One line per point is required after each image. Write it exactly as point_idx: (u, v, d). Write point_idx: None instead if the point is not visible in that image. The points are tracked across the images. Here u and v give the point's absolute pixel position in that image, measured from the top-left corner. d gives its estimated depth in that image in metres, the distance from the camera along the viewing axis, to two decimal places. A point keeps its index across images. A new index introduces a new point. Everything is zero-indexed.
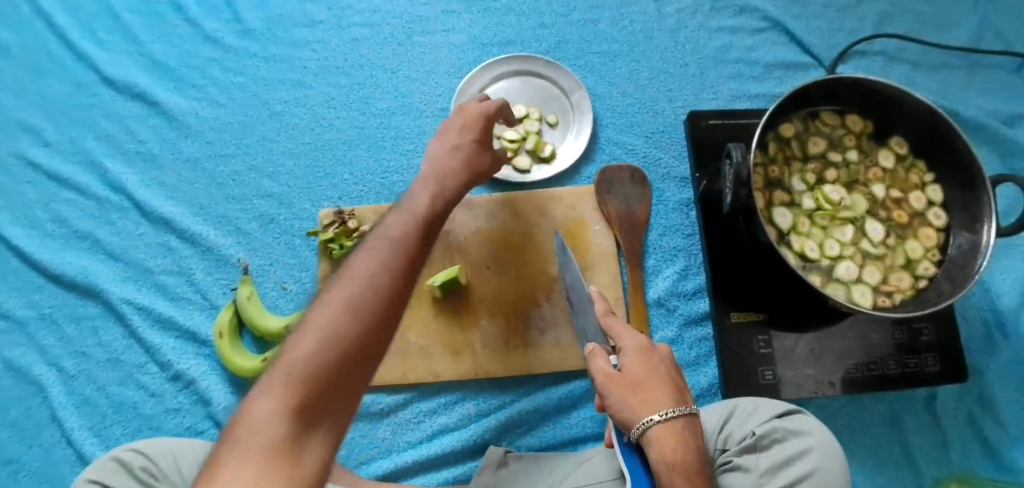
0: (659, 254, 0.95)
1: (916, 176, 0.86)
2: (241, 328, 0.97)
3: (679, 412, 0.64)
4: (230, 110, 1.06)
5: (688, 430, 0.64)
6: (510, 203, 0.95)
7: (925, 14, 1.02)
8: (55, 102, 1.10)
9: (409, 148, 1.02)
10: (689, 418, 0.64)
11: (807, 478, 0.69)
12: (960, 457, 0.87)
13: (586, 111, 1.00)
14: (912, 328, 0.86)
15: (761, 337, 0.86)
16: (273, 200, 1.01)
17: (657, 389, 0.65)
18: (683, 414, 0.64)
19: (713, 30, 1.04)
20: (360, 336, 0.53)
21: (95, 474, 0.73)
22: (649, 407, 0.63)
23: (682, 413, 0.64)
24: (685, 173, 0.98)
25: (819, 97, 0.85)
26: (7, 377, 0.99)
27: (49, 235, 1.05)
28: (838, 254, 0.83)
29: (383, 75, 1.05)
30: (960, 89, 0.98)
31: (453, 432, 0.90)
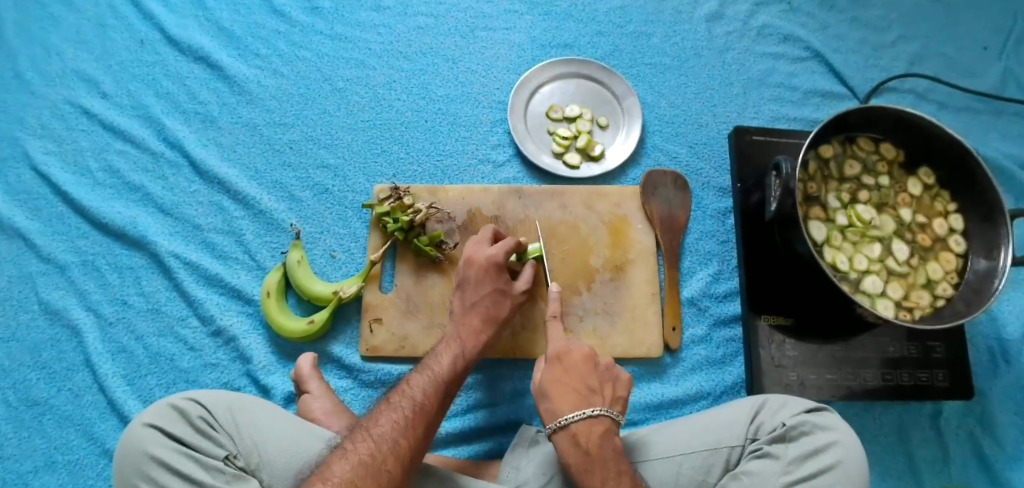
0: (695, 257, 1.00)
1: (940, 204, 0.93)
2: (287, 290, 0.99)
3: (580, 415, 0.76)
4: (292, 82, 1.09)
5: (587, 432, 0.76)
6: (560, 195, 1.00)
7: (952, 60, 1.12)
8: (116, 55, 1.11)
9: (465, 135, 1.07)
10: (591, 421, 0.76)
11: (832, 468, 0.73)
12: (960, 472, 0.92)
13: (636, 116, 1.07)
14: (926, 345, 0.93)
15: (787, 341, 0.92)
16: (328, 171, 1.04)
17: (571, 396, 0.79)
18: (582, 417, 0.76)
19: (758, 54, 1.12)
20: (422, 434, 0.75)
21: (153, 418, 0.71)
22: (557, 413, 0.78)
23: (582, 416, 0.76)
24: (723, 184, 1.04)
25: (858, 123, 0.93)
26: (42, 318, 0.96)
27: (99, 184, 1.03)
28: (865, 269, 0.89)
29: (444, 64, 1.11)
30: (981, 131, 1.08)
31: (486, 409, 0.93)
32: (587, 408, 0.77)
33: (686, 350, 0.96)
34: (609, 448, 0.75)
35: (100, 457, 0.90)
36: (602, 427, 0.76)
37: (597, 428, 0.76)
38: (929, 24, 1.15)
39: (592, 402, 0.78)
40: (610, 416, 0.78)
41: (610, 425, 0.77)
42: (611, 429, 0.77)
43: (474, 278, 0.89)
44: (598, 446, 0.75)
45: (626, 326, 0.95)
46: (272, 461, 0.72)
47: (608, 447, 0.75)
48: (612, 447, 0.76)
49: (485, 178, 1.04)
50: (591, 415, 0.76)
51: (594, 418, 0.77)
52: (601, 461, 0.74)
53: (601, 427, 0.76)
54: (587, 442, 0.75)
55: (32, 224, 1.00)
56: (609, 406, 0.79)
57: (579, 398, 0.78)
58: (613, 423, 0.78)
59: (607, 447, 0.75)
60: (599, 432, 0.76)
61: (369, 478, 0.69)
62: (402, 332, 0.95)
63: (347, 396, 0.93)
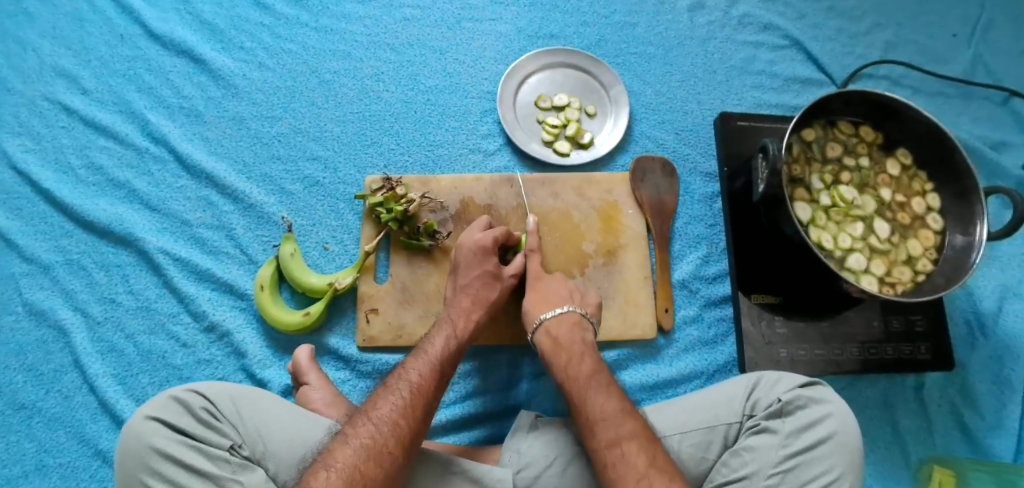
0: (684, 240, 1.02)
1: (918, 184, 0.96)
2: (280, 283, 0.98)
3: (551, 313, 0.87)
4: (278, 75, 1.08)
5: (558, 326, 0.86)
6: (551, 183, 1.02)
7: (924, 46, 1.17)
8: (94, 50, 1.09)
9: (455, 125, 1.07)
10: (560, 317, 0.86)
11: (827, 439, 0.76)
12: (943, 441, 0.95)
13: (623, 104, 1.08)
14: (908, 319, 0.96)
15: (777, 319, 0.95)
16: (319, 163, 1.04)
17: (548, 302, 0.89)
18: (553, 313, 0.87)
19: (739, 43, 1.15)
20: (420, 416, 0.75)
21: (156, 411, 0.71)
22: (534, 313, 0.88)
23: (553, 314, 0.87)
24: (710, 170, 1.07)
25: (837, 107, 0.96)
26: (26, 319, 0.94)
27: (82, 182, 1.02)
28: (849, 247, 0.92)
29: (432, 55, 1.11)
30: (954, 115, 1.12)
31: (485, 395, 0.94)
32: (559, 306, 0.88)
33: (679, 331, 0.98)
34: (578, 337, 0.85)
35: (93, 458, 0.88)
36: (572, 320, 0.86)
37: (566, 322, 0.86)
38: (901, 12, 1.19)
39: (566, 302, 0.89)
40: (580, 312, 0.88)
41: (577, 318, 0.87)
42: (580, 322, 0.87)
43: (464, 264, 0.90)
44: (570, 337, 0.85)
45: (620, 309, 0.97)
46: (277, 451, 0.73)
47: (578, 337, 0.85)
48: (581, 337, 0.85)
49: (476, 167, 1.05)
50: (560, 313, 0.87)
51: (563, 314, 0.87)
52: (568, 346, 0.84)
53: (568, 321, 0.86)
54: (559, 333, 0.85)
55: (14, 224, 0.98)
56: (581, 306, 0.90)
57: (554, 301, 0.88)
58: (582, 316, 0.88)
59: (576, 336, 0.85)
60: (569, 324, 0.86)
61: (372, 461, 0.69)
62: (399, 322, 0.95)
63: (345, 386, 0.93)
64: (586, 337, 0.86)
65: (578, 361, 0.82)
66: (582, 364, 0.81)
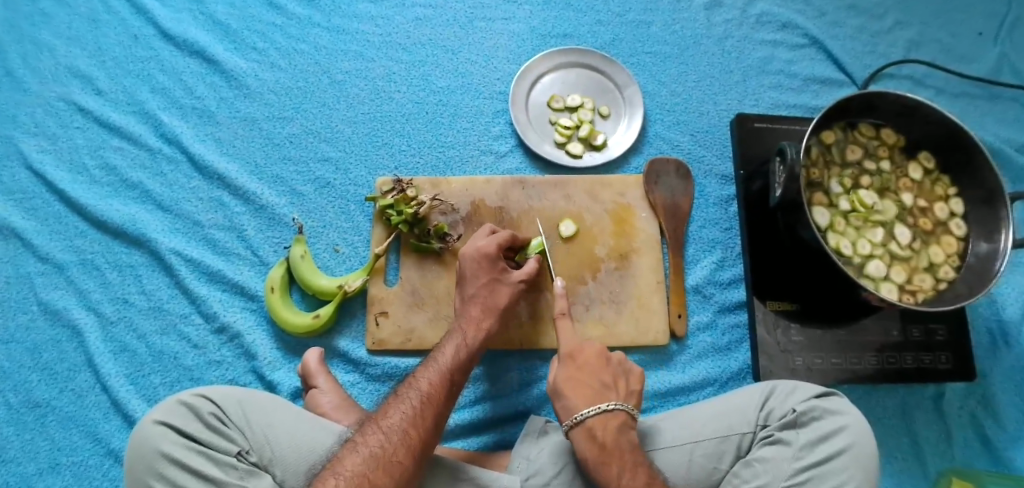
0: (699, 244, 1.01)
1: (941, 189, 0.94)
2: (290, 285, 0.98)
3: (596, 410, 0.77)
4: (290, 75, 1.08)
5: (602, 426, 0.77)
6: (563, 185, 1.00)
7: (948, 45, 1.13)
8: (109, 50, 1.09)
9: (466, 126, 1.06)
10: (605, 415, 0.77)
11: (843, 452, 0.75)
12: (963, 453, 0.93)
13: (637, 105, 1.07)
14: (928, 328, 0.94)
15: (793, 326, 0.93)
16: (330, 164, 1.03)
17: (586, 391, 0.80)
18: (597, 412, 0.77)
19: (757, 42, 1.12)
20: (431, 424, 0.74)
21: (163, 415, 0.71)
22: (574, 408, 0.79)
23: (597, 411, 0.77)
24: (726, 172, 1.05)
25: (858, 110, 0.93)
26: (41, 319, 0.95)
27: (96, 182, 1.02)
28: (868, 253, 0.90)
29: (444, 55, 1.10)
30: (979, 116, 1.09)
31: (494, 400, 0.94)
32: (604, 402, 0.78)
33: (692, 337, 0.96)
34: (625, 441, 0.76)
35: (105, 457, 0.89)
36: (619, 421, 0.77)
37: (612, 422, 0.77)
38: (925, 10, 1.16)
39: (609, 397, 0.79)
40: (626, 410, 0.79)
41: (625, 418, 0.78)
42: (627, 421, 0.78)
43: (471, 270, 0.89)
44: (616, 440, 0.76)
45: (632, 314, 0.95)
46: (284, 458, 0.73)
47: (625, 439, 0.76)
48: (628, 440, 0.76)
49: (488, 169, 1.04)
50: (606, 410, 0.77)
51: (610, 412, 0.77)
52: (617, 454, 0.75)
53: (615, 422, 0.77)
54: (603, 435, 0.76)
55: (29, 223, 0.99)
56: (626, 401, 0.80)
57: (595, 392, 0.80)
58: (629, 415, 0.79)
59: (623, 441, 0.76)
60: (615, 427, 0.77)
61: (381, 469, 0.69)
62: (408, 325, 0.95)
63: (354, 390, 0.93)
64: (634, 440, 0.77)
65: (630, 471, 0.74)
66: (635, 478, 0.73)
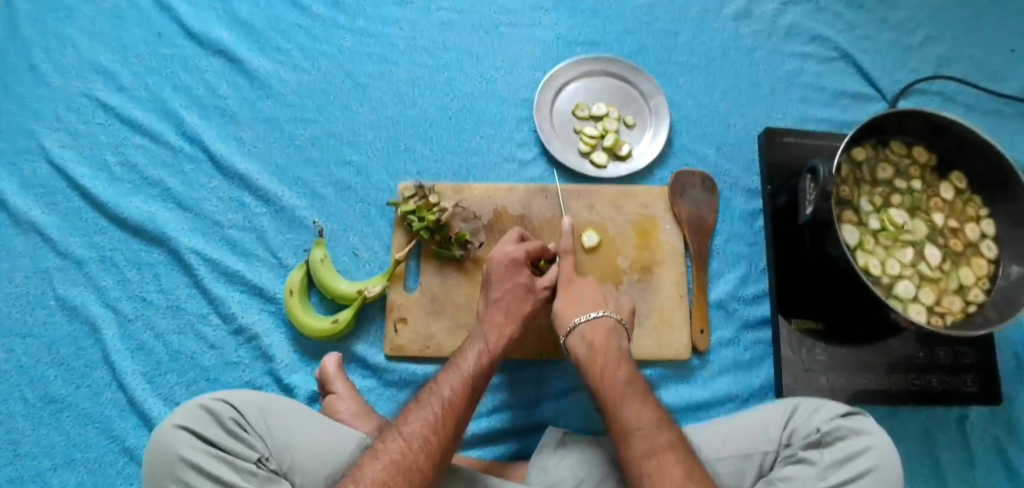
0: (723, 259, 0.99)
1: (973, 209, 0.92)
2: (309, 287, 0.97)
3: (585, 317, 0.84)
4: (313, 77, 1.07)
5: (593, 331, 0.83)
6: (587, 195, 0.99)
7: (981, 62, 1.11)
8: (133, 47, 1.08)
9: (489, 133, 1.05)
10: (595, 322, 0.84)
11: (868, 472, 0.73)
12: (986, 478, 0.91)
13: (663, 115, 1.05)
14: (955, 351, 0.92)
15: (818, 345, 0.91)
16: (352, 168, 1.03)
17: (581, 301, 0.87)
18: (587, 319, 0.84)
19: (786, 54, 1.11)
20: (451, 431, 0.73)
21: (184, 419, 0.70)
22: (566, 314, 0.86)
23: (587, 319, 0.84)
24: (751, 186, 1.03)
25: (891, 127, 0.91)
26: (59, 315, 0.94)
27: (117, 178, 1.01)
28: (898, 273, 0.88)
29: (469, 60, 1.09)
30: (1010, 135, 1.07)
31: (511, 410, 0.93)
32: (593, 311, 0.85)
33: (714, 352, 0.95)
34: (614, 344, 0.82)
35: (120, 455, 0.88)
36: (607, 326, 0.84)
37: (600, 328, 0.84)
38: (957, 26, 1.14)
39: (600, 307, 0.86)
40: (615, 316, 0.85)
41: (613, 324, 0.84)
42: (616, 328, 0.85)
43: (496, 276, 0.88)
44: (605, 342, 0.82)
45: (653, 329, 0.94)
46: (303, 465, 0.72)
47: (614, 344, 0.82)
48: (617, 343, 0.83)
49: (511, 176, 1.03)
50: (596, 316, 0.84)
51: (598, 318, 0.84)
52: (603, 352, 0.81)
53: (604, 326, 0.84)
54: (593, 337, 0.83)
55: (49, 218, 0.99)
56: (615, 311, 0.87)
57: (587, 304, 0.86)
58: (618, 322, 0.85)
59: (611, 342, 0.83)
60: (604, 330, 0.83)
61: (401, 477, 0.68)
62: (427, 332, 0.94)
63: (371, 396, 0.92)
64: (622, 345, 0.83)
65: (611, 368, 0.79)
66: (618, 371, 0.79)
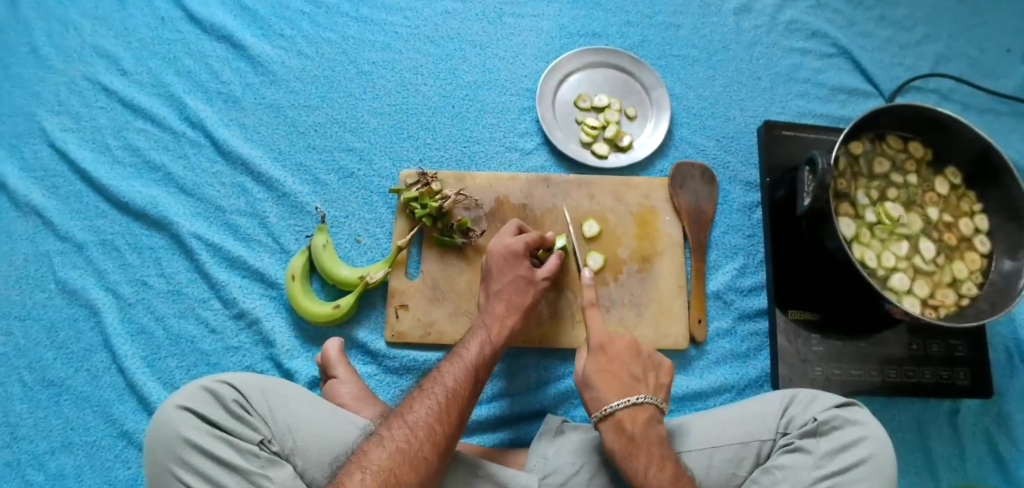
0: (721, 250, 1.01)
1: (967, 204, 0.93)
2: (311, 273, 0.97)
3: (624, 403, 0.78)
4: (316, 63, 1.07)
5: (632, 418, 0.78)
6: (587, 185, 1.00)
7: (977, 61, 1.13)
8: (135, 31, 1.08)
9: (492, 122, 1.06)
10: (635, 408, 0.78)
11: (863, 462, 0.75)
12: (976, 469, 0.93)
13: (664, 107, 1.06)
14: (949, 344, 0.94)
15: (813, 336, 0.93)
16: (354, 154, 1.03)
17: (615, 381, 0.81)
18: (627, 405, 0.78)
19: (786, 49, 1.12)
20: (455, 419, 0.74)
21: (187, 401, 0.71)
22: (602, 400, 0.79)
23: (626, 404, 0.78)
24: (750, 178, 1.04)
25: (887, 122, 0.93)
26: (59, 297, 0.94)
27: (118, 162, 1.01)
28: (892, 266, 0.90)
29: (472, 50, 1.10)
30: (1004, 133, 1.09)
31: (511, 397, 0.94)
32: (632, 395, 0.79)
33: (711, 343, 0.96)
34: (653, 435, 0.77)
35: (118, 439, 0.88)
36: (647, 413, 0.79)
37: (641, 415, 0.78)
38: (955, 24, 1.15)
39: (638, 390, 0.80)
40: (655, 403, 0.80)
41: (653, 411, 0.79)
42: (655, 415, 0.79)
43: (495, 267, 0.89)
44: (644, 433, 0.77)
45: (652, 317, 0.95)
46: (305, 447, 0.73)
47: (652, 434, 0.77)
48: (656, 432, 0.78)
49: (513, 165, 1.03)
50: (636, 403, 0.78)
51: (638, 406, 0.78)
52: (645, 447, 0.76)
53: (644, 415, 0.78)
54: (632, 428, 0.77)
55: (49, 201, 0.98)
56: (654, 395, 0.81)
57: (625, 386, 0.80)
58: (656, 409, 0.80)
59: (652, 434, 0.77)
60: (643, 419, 0.78)
61: (407, 465, 0.69)
62: (428, 318, 0.95)
63: (372, 381, 0.93)
64: (661, 434, 0.78)
65: (656, 467, 0.75)
66: (662, 472, 0.74)
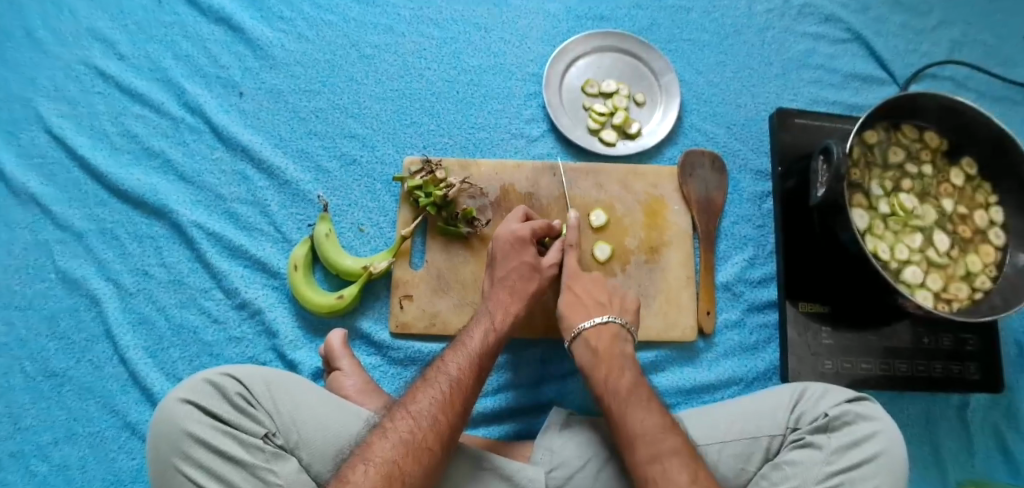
0: (730, 240, 0.99)
1: (982, 196, 0.92)
2: (313, 263, 0.96)
3: (590, 322, 0.84)
4: (317, 47, 1.04)
5: (597, 335, 0.83)
6: (595, 173, 0.98)
7: (994, 48, 1.10)
8: (131, 13, 1.05)
9: (498, 109, 1.03)
10: (600, 327, 0.84)
11: (875, 458, 0.74)
12: (983, 462, 0.92)
13: (674, 94, 1.04)
14: (959, 338, 0.93)
15: (823, 329, 0.92)
16: (357, 141, 1.01)
17: (585, 307, 0.87)
18: (592, 324, 0.84)
19: (799, 34, 1.09)
20: (459, 409, 0.73)
21: (189, 394, 0.70)
22: (572, 322, 0.86)
23: (591, 323, 0.84)
24: (761, 167, 1.02)
25: (904, 111, 0.90)
26: (58, 287, 0.93)
27: (116, 149, 0.99)
28: (906, 258, 0.88)
29: (478, 33, 1.07)
30: (1020, 122, 1.07)
31: (516, 389, 0.93)
32: (599, 316, 0.85)
33: (719, 334, 0.95)
34: (616, 349, 0.82)
35: (122, 430, 0.87)
36: (612, 330, 0.84)
37: (604, 332, 0.83)
38: (972, 9, 1.12)
39: (605, 310, 0.86)
40: (620, 322, 0.85)
41: (617, 329, 0.84)
42: (620, 333, 0.84)
43: (501, 251, 0.87)
44: (608, 349, 0.82)
45: (660, 308, 0.94)
46: (311, 441, 0.72)
47: (616, 349, 0.83)
48: (619, 348, 0.83)
49: (519, 152, 1.01)
50: (601, 321, 0.84)
51: (603, 324, 0.84)
52: (608, 360, 0.81)
53: (608, 330, 0.84)
54: (596, 341, 0.83)
55: (46, 189, 0.96)
56: (621, 315, 0.86)
57: (591, 309, 0.86)
58: (622, 328, 0.85)
59: (615, 348, 0.83)
60: (609, 336, 0.83)
61: (411, 456, 0.68)
62: (433, 309, 0.93)
63: (376, 373, 0.92)
64: (624, 349, 0.83)
65: (616, 373, 0.79)
66: (621, 376, 0.79)
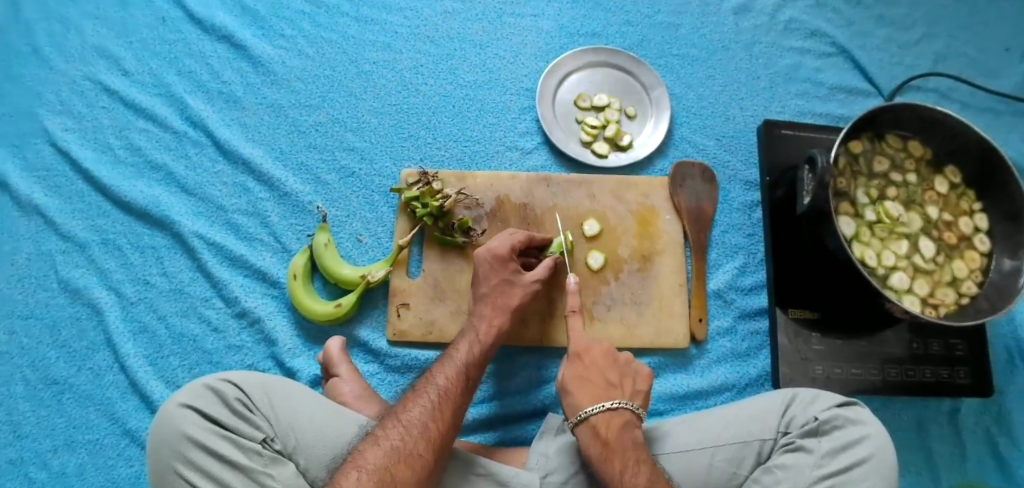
0: (721, 249, 1.01)
1: (966, 203, 0.94)
2: (312, 273, 0.98)
3: (599, 407, 0.79)
4: (317, 63, 1.08)
5: (605, 424, 0.78)
6: (588, 184, 1.00)
7: (976, 60, 1.13)
8: (136, 32, 1.08)
9: (492, 122, 1.06)
10: (610, 413, 0.78)
11: (864, 461, 0.75)
12: (976, 467, 0.93)
13: (664, 106, 1.07)
14: (948, 343, 0.94)
15: (813, 335, 0.93)
16: (355, 154, 1.03)
17: (590, 389, 0.82)
18: (601, 410, 0.79)
19: (785, 48, 1.12)
20: (450, 418, 0.75)
21: (190, 399, 0.71)
22: (578, 406, 0.80)
23: (602, 409, 0.79)
24: (751, 177, 1.05)
25: (887, 121, 0.93)
26: (61, 296, 0.95)
27: (120, 162, 1.02)
28: (892, 265, 0.90)
29: (472, 50, 1.10)
30: (1004, 132, 1.09)
31: (511, 396, 0.94)
32: (608, 401, 0.79)
33: (711, 341, 0.96)
34: (627, 441, 0.77)
35: (121, 437, 0.89)
36: (622, 418, 0.78)
37: (616, 420, 0.78)
38: (954, 23, 1.16)
39: (614, 397, 0.80)
40: (631, 408, 0.80)
41: (629, 416, 0.79)
42: (630, 420, 0.79)
43: (486, 268, 0.89)
44: (618, 438, 0.77)
45: (652, 316, 0.96)
46: (308, 446, 0.73)
47: (626, 439, 0.77)
48: (630, 438, 0.77)
49: (513, 164, 1.04)
50: (609, 408, 0.79)
51: (613, 410, 0.79)
52: (620, 450, 0.76)
53: (618, 419, 0.78)
54: (607, 432, 0.77)
55: (50, 201, 0.99)
56: (631, 400, 0.81)
57: (599, 391, 0.81)
58: (631, 414, 0.80)
59: (626, 439, 0.77)
60: (619, 423, 0.78)
61: (402, 463, 0.69)
62: (429, 317, 0.95)
63: (373, 380, 0.93)
64: (636, 438, 0.78)
65: (631, 468, 0.74)
66: (637, 475, 0.73)
